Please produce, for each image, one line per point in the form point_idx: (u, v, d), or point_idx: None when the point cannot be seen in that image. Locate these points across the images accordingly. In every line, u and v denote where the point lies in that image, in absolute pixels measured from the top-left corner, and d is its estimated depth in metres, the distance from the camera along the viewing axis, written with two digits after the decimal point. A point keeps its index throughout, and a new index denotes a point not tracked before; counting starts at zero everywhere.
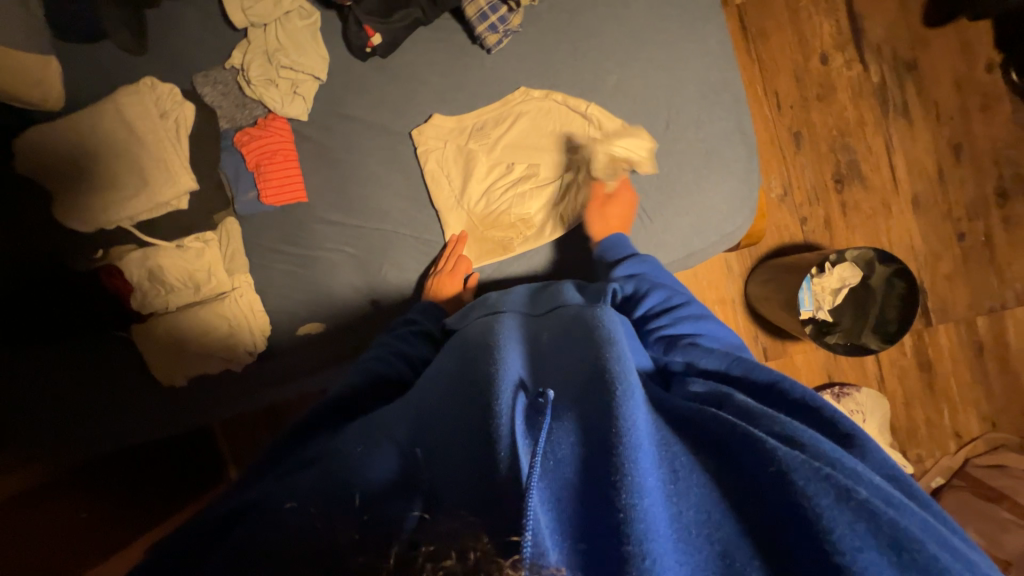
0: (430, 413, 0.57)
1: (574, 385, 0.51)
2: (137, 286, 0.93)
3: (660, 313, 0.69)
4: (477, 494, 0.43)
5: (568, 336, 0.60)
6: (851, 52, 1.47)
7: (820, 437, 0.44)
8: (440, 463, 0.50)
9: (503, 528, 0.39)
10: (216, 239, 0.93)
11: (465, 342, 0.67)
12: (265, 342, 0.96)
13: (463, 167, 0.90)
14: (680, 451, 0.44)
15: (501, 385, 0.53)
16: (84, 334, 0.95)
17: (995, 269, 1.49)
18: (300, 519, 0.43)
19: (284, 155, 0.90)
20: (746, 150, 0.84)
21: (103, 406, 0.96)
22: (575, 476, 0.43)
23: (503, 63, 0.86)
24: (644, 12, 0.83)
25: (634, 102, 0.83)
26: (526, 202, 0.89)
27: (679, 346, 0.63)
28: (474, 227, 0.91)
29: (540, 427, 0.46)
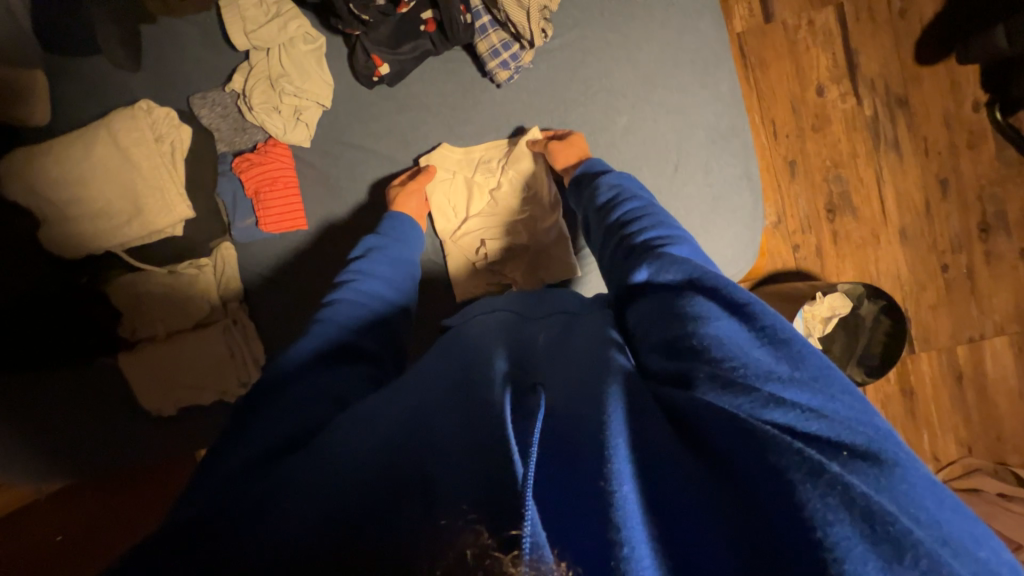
0: (414, 402, 0.49)
1: (569, 379, 0.47)
2: (126, 313, 0.90)
3: (630, 222, 0.65)
4: (478, 477, 0.37)
5: (570, 334, 0.57)
6: (846, 85, 1.51)
7: (790, 398, 0.39)
8: (429, 442, 0.43)
9: (507, 518, 0.34)
10: (210, 264, 0.90)
11: (458, 337, 0.62)
12: (257, 375, 0.93)
13: (472, 200, 0.87)
14: (643, 429, 0.40)
15: (495, 380, 0.48)
16: (69, 362, 0.91)
17: (976, 300, 1.54)
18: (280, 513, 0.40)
19: (284, 182, 0.87)
20: (752, 195, 0.84)
21: (91, 432, 0.93)
22: (557, 463, 0.39)
23: (513, 99, 0.86)
24: (656, 55, 0.82)
25: (643, 142, 0.83)
26: (525, 214, 0.87)
27: (651, 250, 0.58)
28: (476, 257, 0.87)
29: (531, 421, 0.41)
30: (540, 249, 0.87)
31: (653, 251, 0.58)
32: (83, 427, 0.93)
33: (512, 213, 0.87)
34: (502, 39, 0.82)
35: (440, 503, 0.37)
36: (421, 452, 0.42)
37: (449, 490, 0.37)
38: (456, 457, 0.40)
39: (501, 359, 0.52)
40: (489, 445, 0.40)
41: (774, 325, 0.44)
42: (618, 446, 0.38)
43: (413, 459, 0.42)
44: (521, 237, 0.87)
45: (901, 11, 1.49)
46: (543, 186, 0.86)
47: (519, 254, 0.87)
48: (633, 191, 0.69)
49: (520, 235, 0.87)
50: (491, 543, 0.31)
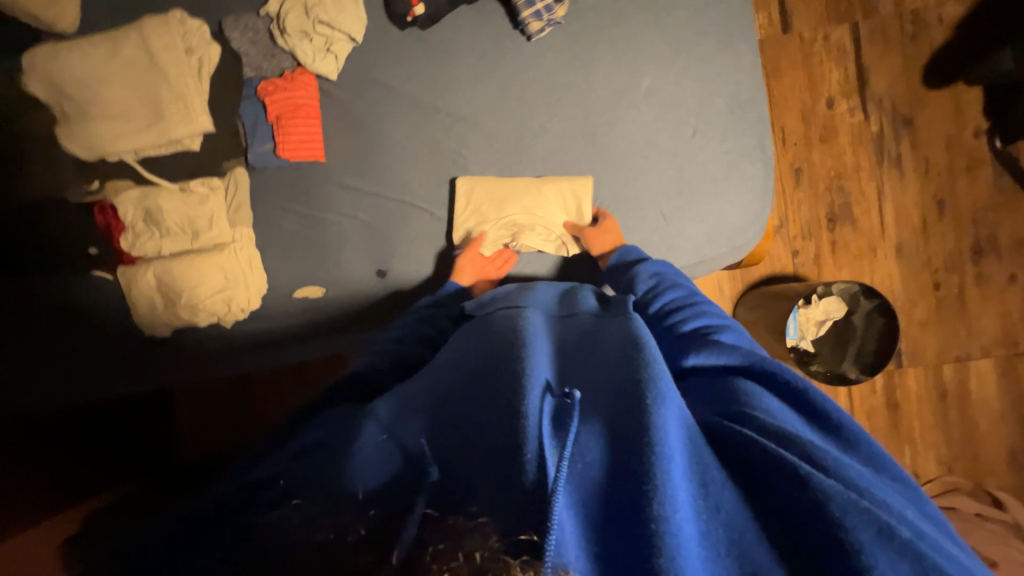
0: (444, 401, 0.53)
1: (601, 388, 0.50)
2: (130, 226, 0.90)
3: (672, 308, 0.69)
4: (502, 492, 0.40)
5: (597, 345, 0.60)
6: (855, 100, 1.56)
7: (846, 461, 0.42)
8: (460, 454, 0.46)
9: (513, 524, 0.37)
10: (222, 186, 0.91)
11: (482, 331, 0.65)
12: (259, 300, 0.93)
13: (497, 191, 0.88)
14: (701, 455, 0.42)
15: (528, 380, 0.49)
16: (69, 267, 0.91)
17: (964, 321, 1.57)
18: (330, 488, 0.44)
19: (308, 111, 0.88)
20: (764, 167, 0.86)
21: (73, 351, 0.91)
22: (604, 484, 0.41)
23: (543, 53, 0.87)
24: (684, 23, 0.85)
25: (664, 106, 0.85)
26: (548, 188, 0.86)
27: (705, 336, 0.61)
28: (495, 222, 0.88)
29: (565, 425, 0.44)
30: (558, 231, 0.88)
31: (699, 337, 0.62)
32: (77, 353, 0.92)
33: (536, 184, 0.87)
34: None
35: (455, 501, 0.41)
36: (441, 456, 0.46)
37: (464, 492, 0.42)
38: (464, 469, 0.44)
39: (539, 362, 0.54)
40: (497, 454, 0.43)
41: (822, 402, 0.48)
42: (674, 471, 0.39)
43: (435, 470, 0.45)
44: (539, 217, 0.87)
45: (912, 34, 1.55)
46: (569, 185, 0.86)
47: (538, 225, 0.88)
48: (673, 280, 0.74)
49: (540, 217, 0.87)
50: (497, 546, 0.35)
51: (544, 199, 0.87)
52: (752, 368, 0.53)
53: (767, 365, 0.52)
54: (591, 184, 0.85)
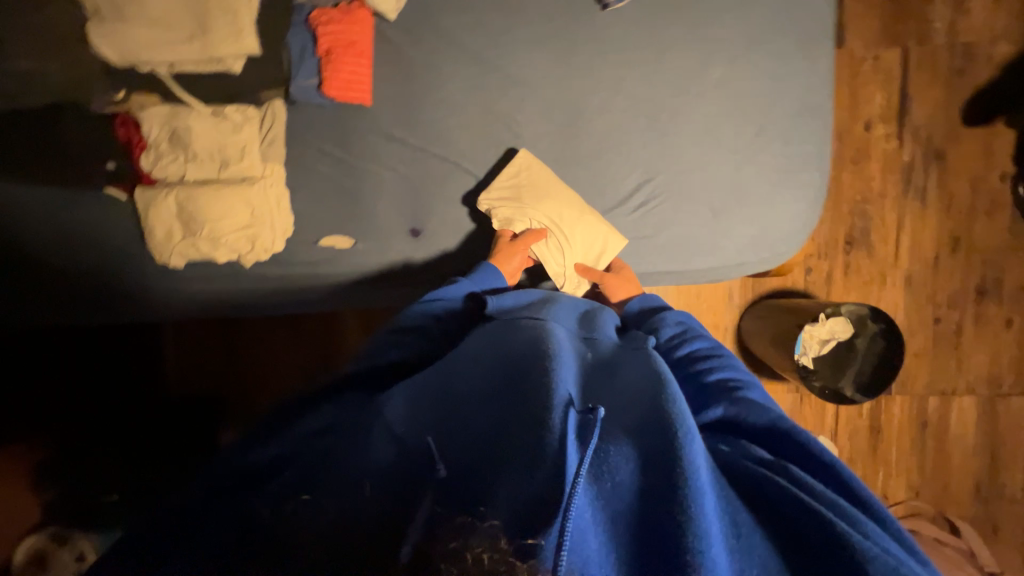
0: (458, 402, 0.50)
1: (627, 411, 0.48)
2: (152, 145, 0.84)
3: (696, 354, 0.65)
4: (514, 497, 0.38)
5: (618, 367, 0.57)
6: (893, 126, 1.55)
7: (882, 534, 0.40)
8: (468, 460, 0.42)
9: (524, 525, 0.35)
10: (258, 117, 0.85)
11: (501, 331, 0.62)
12: (283, 243, 0.89)
13: (548, 187, 0.83)
14: (729, 502, 0.41)
15: (552, 391, 0.46)
16: (77, 179, 0.84)
17: (956, 358, 1.62)
18: (347, 496, 0.41)
19: (359, 50, 0.82)
20: (819, 177, 0.85)
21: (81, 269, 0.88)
22: (631, 511, 0.40)
23: (616, 24, 0.82)
24: (766, 15, 0.82)
25: (732, 101, 0.82)
26: (586, 215, 0.83)
27: (731, 387, 0.58)
28: (522, 209, 0.82)
29: (589, 437, 0.42)
30: (569, 259, 0.83)
31: (724, 387, 0.58)
32: (87, 284, 0.89)
33: (579, 202, 0.84)
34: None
35: (464, 498, 0.38)
36: (446, 450, 0.44)
37: (476, 490, 0.39)
38: (473, 475, 0.41)
39: (563, 374, 0.50)
40: (522, 459, 0.40)
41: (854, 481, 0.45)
42: (704, 501, 0.38)
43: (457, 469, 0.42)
44: (562, 235, 0.83)
45: (960, 67, 1.54)
46: (610, 233, 0.83)
47: (556, 241, 0.84)
48: (698, 327, 0.71)
49: (561, 231, 0.83)
50: (506, 547, 0.33)
51: (577, 224, 0.83)
52: (775, 428, 0.50)
53: (790, 425, 0.50)
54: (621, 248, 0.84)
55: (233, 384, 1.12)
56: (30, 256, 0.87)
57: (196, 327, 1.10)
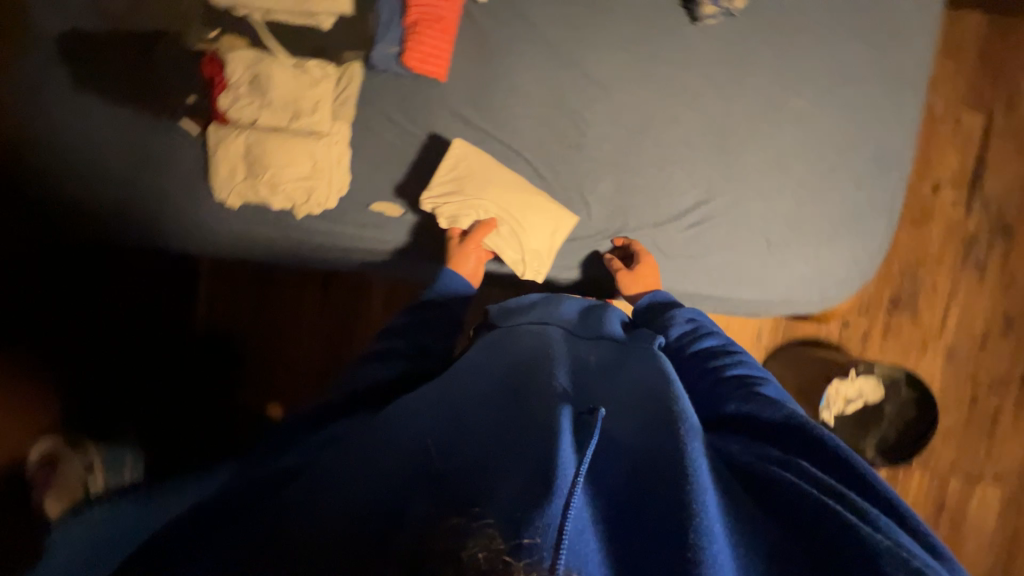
0: (457, 399, 0.50)
1: (628, 413, 0.48)
2: (232, 85, 0.86)
3: (711, 351, 0.64)
4: (514, 492, 0.36)
5: (622, 368, 0.57)
6: (962, 193, 1.49)
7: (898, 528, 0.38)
8: (465, 448, 0.42)
9: (517, 520, 0.34)
10: (335, 76, 0.88)
11: (502, 342, 0.62)
12: (336, 201, 0.91)
13: (487, 174, 0.85)
14: (736, 506, 0.41)
15: (552, 398, 0.46)
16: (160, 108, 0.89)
17: (987, 444, 1.54)
18: (343, 490, 0.40)
19: (445, 26, 0.84)
20: (885, 227, 0.82)
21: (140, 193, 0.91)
22: (632, 501, 0.40)
23: (703, 40, 0.81)
24: (860, 54, 0.79)
25: (808, 134, 0.80)
26: (529, 193, 0.85)
27: (745, 386, 0.56)
28: (468, 202, 0.83)
29: (586, 444, 0.42)
30: (523, 247, 0.84)
31: (740, 385, 0.57)
32: (149, 210, 0.91)
33: (519, 182, 0.85)
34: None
35: (456, 491, 0.37)
36: (441, 441, 0.43)
37: (473, 487, 0.37)
38: (467, 463, 0.40)
39: (561, 378, 0.50)
40: (520, 460, 0.39)
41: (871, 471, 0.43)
42: (703, 509, 0.38)
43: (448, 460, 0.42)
44: (512, 222, 0.84)
45: None
46: (562, 215, 0.84)
47: (509, 225, 0.85)
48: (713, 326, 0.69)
49: (512, 216, 0.84)
50: (503, 548, 0.31)
51: (523, 203, 0.84)
52: (789, 423, 0.49)
53: (803, 423, 0.48)
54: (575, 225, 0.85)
55: (259, 334, 1.16)
56: (100, 173, 0.90)
57: (235, 267, 1.15)
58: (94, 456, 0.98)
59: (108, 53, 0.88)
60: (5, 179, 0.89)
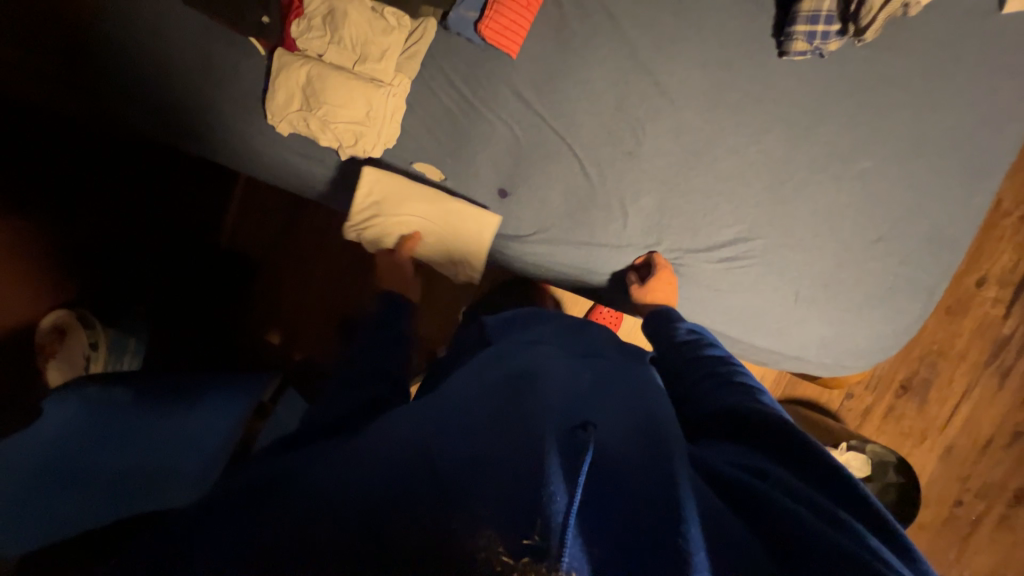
0: (457, 405, 0.54)
1: (616, 435, 0.51)
2: (308, 16, 0.89)
3: (715, 359, 0.68)
4: (508, 498, 0.39)
5: (611, 392, 0.60)
6: (1006, 295, 1.43)
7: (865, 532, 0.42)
8: (468, 440, 0.47)
9: (515, 525, 0.37)
10: (409, 29, 0.87)
11: (498, 356, 0.66)
12: (381, 152, 0.91)
13: (398, 191, 0.87)
14: (722, 517, 0.43)
15: (550, 420, 0.49)
16: (227, 9, 0.86)
17: (960, 548, 1.51)
18: (344, 475, 0.45)
19: (529, 2, 0.83)
20: (920, 310, 0.80)
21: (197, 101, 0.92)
22: (622, 503, 0.42)
23: (785, 76, 0.78)
24: (943, 128, 0.76)
25: (868, 198, 0.77)
26: (444, 202, 0.88)
27: (740, 393, 0.60)
28: (391, 220, 0.89)
29: (580, 456, 0.44)
30: (450, 252, 0.91)
31: (737, 391, 0.60)
32: (202, 119, 0.93)
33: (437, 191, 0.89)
34: (830, 10, 0.73)
35: (455, 493, 0.40)
36: (442, 445, 0.46)
37: (473, 486, 0.41)
38: (468, 456, 0.44)
39: (554, 400, 0.54)
40: (518, 463, 0.43)
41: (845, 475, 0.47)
42: (691, 523, 0.39)
43: (441, 451, 0.45)
44: (434, 230, 0.90)
45: None
46: (479, 215, 0.88)
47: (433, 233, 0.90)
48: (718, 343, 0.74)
49: (433, 226, 0.90)
50: (502, 551, 0.35)
51: (440, 211, 0.89)
52: (774, 430, 0.52)
53: (787, 428, 0.52)
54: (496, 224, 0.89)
55: (275, 262, 1.18)
56: (163, 73, 0.91)
57: (267, 191, 1.17)
58: (100, 339, 1.00)
59: None
60: (66, 54, 0.89)
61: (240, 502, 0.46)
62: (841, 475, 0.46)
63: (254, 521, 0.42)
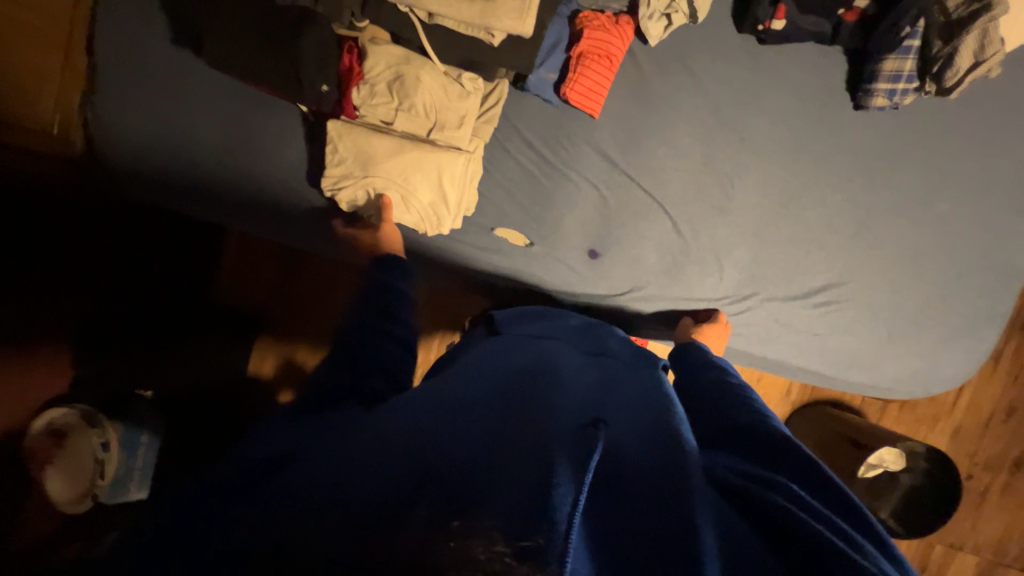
0: (463, 400, 0.48)
1: (625, 430, 0.47)
2: (368, 80, 0.80)
3: (717, 372, 0.67)
4: (519, 498, 0.34)
5: (619, 387, 0.58)
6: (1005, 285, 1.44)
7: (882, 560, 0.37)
8: (462, 439, 0.41)
9: (520, 525, 0.32)
10: (483, 92, 0.83)
11: (507, 352, 0.62)
12: (458, 223, 0.85)
13: (365, 146, 0.80)
14: (725, 517, 0.38)
15: (560, 413, 0.45)
16: (278, 79, 0.78)
17: (973, 517, 1.55)
18: (341, 465, 0.40)
19: (612, 62, 0.80)
20: (992, 334, 0.86)
21: (238, 173, 0.88)
22: (626, 498, 0.39)
23: (863, 127, 0.82)
24: (1002, 173, 0.83)
25: (942, 237, 0.83)
26: (405, 151, 0.80)
27: (744, 404, 0.57)
28: (360, 178, 0.81)
29: (590, 452, 0.39)
30: (424, 210, 0.82)
31: (744, 402, 0.57)
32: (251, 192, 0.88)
33: (402, 139, 0.81)
34: (912, 71, 0.78)
35: (455, 494, 0.35)
36: (442, 440, 0.40)
37: (476, 485, 0.36)
38: (479, 456, 0.39)
39: (565, 393, 0.50)
40: (523, 464, 0.37)
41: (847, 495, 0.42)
42: (705, 526, 0.35)
43: (437, 442, 0.40)
44: (404, 186, 0.81)
45: None
46: (447, 157, 0.81)
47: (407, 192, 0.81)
48: (723, 363, 0.71)
49: (403, 181, 0.81)
50: (505, 551, 0.31)
51: (406, 160, 0.80)
52: (776, 441, 0.48)
53: (795, 445, 0.47)
54: (459, 157, 0.81)
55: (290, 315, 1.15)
56: (201, 145, 0.87)
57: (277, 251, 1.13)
58: (112, 441, 0.83)
59: (231, 12, 0.77)
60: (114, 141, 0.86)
61: (241, 501, 0.40)
62: (845, 495, 0.42)
63: (239, 519, 0.37)
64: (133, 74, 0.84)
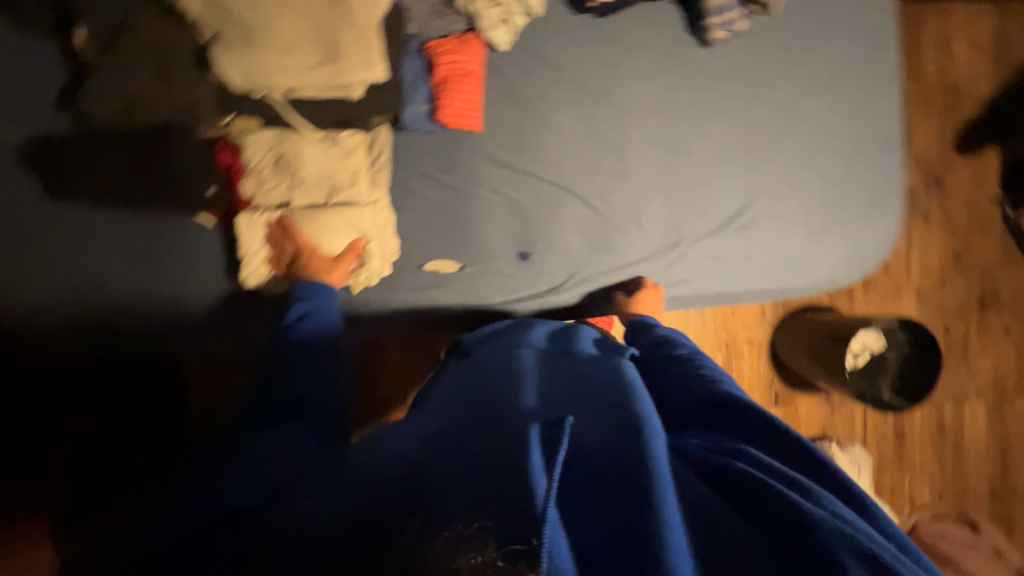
0: (442, 432, 0.51)
1: (593, 416, 0.51)
2: (253, 169, 0.81)
3: (673, 344, 0.71)
4: (500, 510, 0.39)
5: (583, 373, 0.60)
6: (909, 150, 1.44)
7: (823, 491, 0.44)
8: (448, 471, 0.45)
9: (507, 532, 0.38)
10: (367, 143, 0.84)
11: (479, 368, 0.65)
12: (388, 268, 0.87)
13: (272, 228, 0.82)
14: (694, 487, 0.45)
15: (529, 418, 0.49)
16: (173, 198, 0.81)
17: None
18: (332, 528, 0.43)
19: (473, 78, 0.84)
20: (896, 199, 0.93)
21: (151, 298, 0.85)
22: (601, 475, 0.44)
23: (715, 61, 0.88)
24: (847, 60, 0.90)
25: (820, 132, 0.90)
26: (310, 218, 0.82)
27: (700, 371, 0.63)
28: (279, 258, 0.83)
29: (558, 449, 0.44)
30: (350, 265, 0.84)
31: (700, 372, 0.63)
32: (169, 312, 0.85)
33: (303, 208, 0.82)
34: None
35: (446, 520, 0.40)
36: (431, 479, 0.44)
37: (455, 501, 0.41)
38: (462, 482, 0.43)
39: (529, 397, 0.54)
40: (499, 475, 0.42)
41: (797, 438, 0.49)
42: (666, 493, 0.41)
43: (423, 482, 0.44)
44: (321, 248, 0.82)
45: None
46: (353, 213, 0.82)
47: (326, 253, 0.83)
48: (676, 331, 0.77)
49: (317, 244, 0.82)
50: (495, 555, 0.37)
51: (314, 225, 0.82)
52: (736, 405, 0.55)
53: (757, 409, 0.53)
54: (364, 208, 0.82)
55: None
56: (109, 286, 0.84)
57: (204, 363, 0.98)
58: None
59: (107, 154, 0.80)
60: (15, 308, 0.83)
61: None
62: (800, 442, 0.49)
63: None
64: (16, 237, 0.82)
